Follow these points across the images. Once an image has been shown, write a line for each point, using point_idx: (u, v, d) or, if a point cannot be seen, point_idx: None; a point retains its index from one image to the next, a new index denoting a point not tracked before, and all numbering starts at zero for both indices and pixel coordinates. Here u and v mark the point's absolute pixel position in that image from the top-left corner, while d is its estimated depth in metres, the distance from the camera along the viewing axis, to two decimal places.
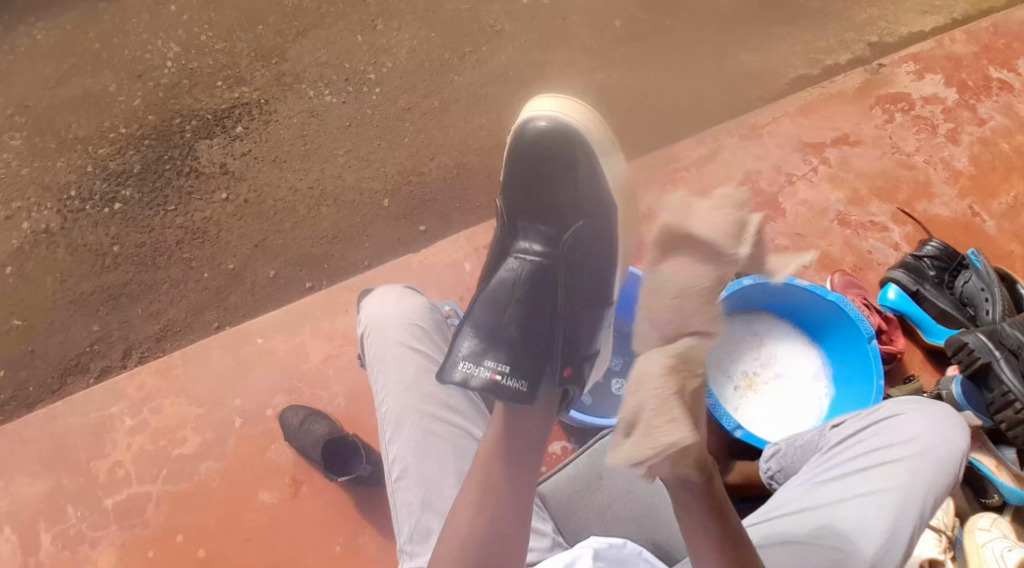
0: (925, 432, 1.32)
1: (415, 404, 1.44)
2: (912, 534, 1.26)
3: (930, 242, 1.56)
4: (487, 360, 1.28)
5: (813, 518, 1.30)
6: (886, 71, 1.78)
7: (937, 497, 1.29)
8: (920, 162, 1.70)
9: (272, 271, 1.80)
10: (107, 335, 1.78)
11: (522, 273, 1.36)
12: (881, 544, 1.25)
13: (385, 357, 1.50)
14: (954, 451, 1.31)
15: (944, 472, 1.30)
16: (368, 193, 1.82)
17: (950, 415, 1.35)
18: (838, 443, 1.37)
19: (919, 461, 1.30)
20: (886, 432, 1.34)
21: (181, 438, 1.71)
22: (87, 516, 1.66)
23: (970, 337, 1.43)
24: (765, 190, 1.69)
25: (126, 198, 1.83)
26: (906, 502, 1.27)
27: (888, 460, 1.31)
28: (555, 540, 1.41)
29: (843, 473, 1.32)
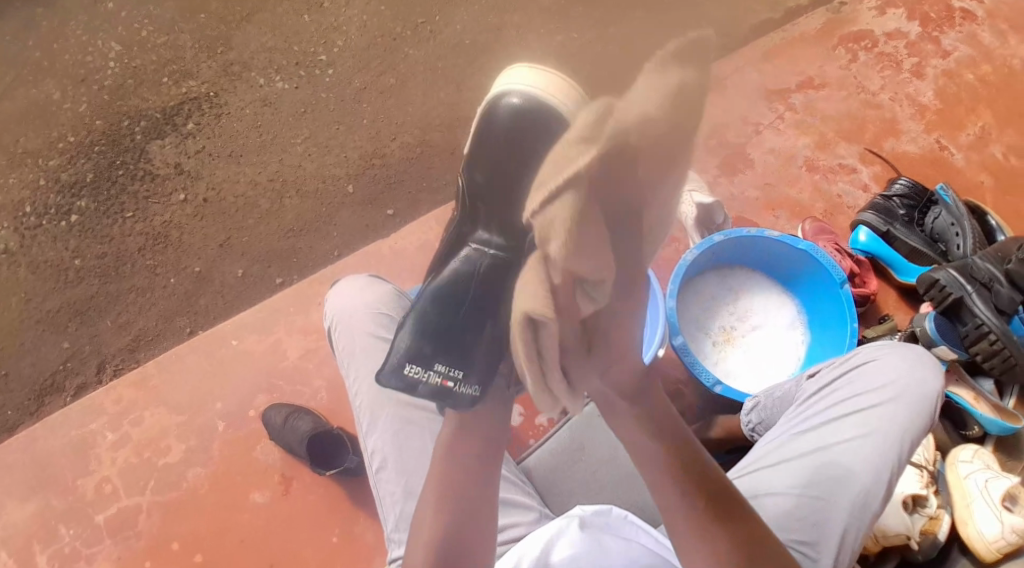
0: (898, 375, 1.31)
1: (390, 393, 1.42)
2: (890, 479, 1.26)
3: (897, 182, 1.54)
4: (435, 364, 1.20)
5: (792, 470, 1.29)
6: (848, 9, 1.73)
7: (913, 441, 1.29)
8: (886, 99, 1.67)
9: (239, 270, 1.77)
10: (79, 351, 1.75)
11: (476, 270, 1.23)
12: (861, 493, 1.25)
13: (356, 347, 1.47)
14: (929, 393, 1.31)
15: (920, 414, 1.29)
16: (331, 180, 1.79)
17: (922, 356, 1.34)
18: (813, 393, 1.35)
19: (894, 405, 1.29)
20: (860, 378, 1.33)
21: (166, 447, 1.69)
22: (80, 533, 1.65)
23: (941, 273, 1.42)
24: (733, 142, 1.63)
25: (81, 209, 1.80)
26: (883, 449, 1.26)
27: (863, 407, 1.30)
28: (542, 513, 1.41)
29: (819, 422, 1.31)
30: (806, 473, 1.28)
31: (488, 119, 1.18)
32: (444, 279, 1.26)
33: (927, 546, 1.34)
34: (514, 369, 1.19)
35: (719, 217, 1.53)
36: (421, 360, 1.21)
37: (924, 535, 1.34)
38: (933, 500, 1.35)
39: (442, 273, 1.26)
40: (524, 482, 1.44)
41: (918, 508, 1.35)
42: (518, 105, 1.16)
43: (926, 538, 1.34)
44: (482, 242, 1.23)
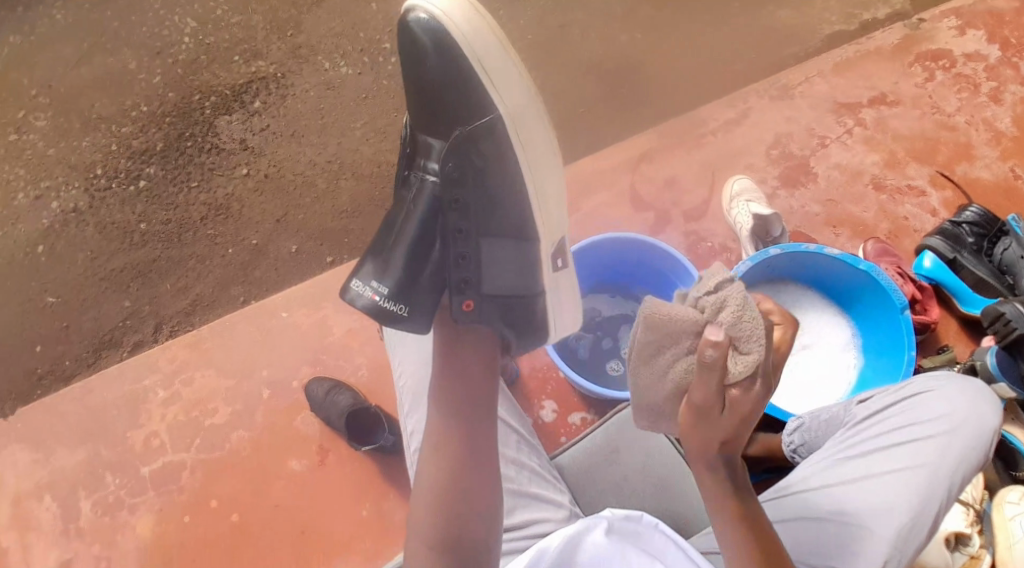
0: (957, 409, 1.28)
1: None
2: (938, 513, 1.23)
3: (969, 208, 1.49)
4: (373, 280, 1.32)
5: (836, 494, 1.27)
6: (926, 26, 1.67)
7: (965, 477, 1.26)
8: (961, 122, 1.61)
9: (294, 246, 1.81)
10: (138, 310, 1.82)
11: (422, 196, 1.32)
12: (906, 523, 1.22)
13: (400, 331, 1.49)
14: (987, 429, 1.27)
15: (975, 450, 1.26)
16: (386, 167, 1.83)
17: (984, 391, 1.31)
18: (864, 418, 1.33)
19: (949, 439, 1.26)
20: (916, 408, 1.30)
21: (213, 409, 1.74)
22: (125, 483, 1.72)
23: (1008, 307, 1.37)
24: (796, 154, 1.61)
25: (150, 175, 1.86)
26: (933, 481, 1.24)
27: (917, 437, 1.27)
28: (571, 511, 1.41)
29: (868, 450, 1.29)
30: (850, 498, 1.26)
31: (414, 45, 1.27)
32: (404, 206, 1.33)
33: None
34: (473, 305, 1.32)
35: (776, 231, 1.50)
36: (385, 283, 1.31)
37: None
38: (976, 539, 1.35)
39: (410, 199, 1.33)
40: (555, 479, 1.44)
41: (958, 546, 1.35)
42: (427, 28, 1.26)
43: None
44: (432, 162, 1.32)
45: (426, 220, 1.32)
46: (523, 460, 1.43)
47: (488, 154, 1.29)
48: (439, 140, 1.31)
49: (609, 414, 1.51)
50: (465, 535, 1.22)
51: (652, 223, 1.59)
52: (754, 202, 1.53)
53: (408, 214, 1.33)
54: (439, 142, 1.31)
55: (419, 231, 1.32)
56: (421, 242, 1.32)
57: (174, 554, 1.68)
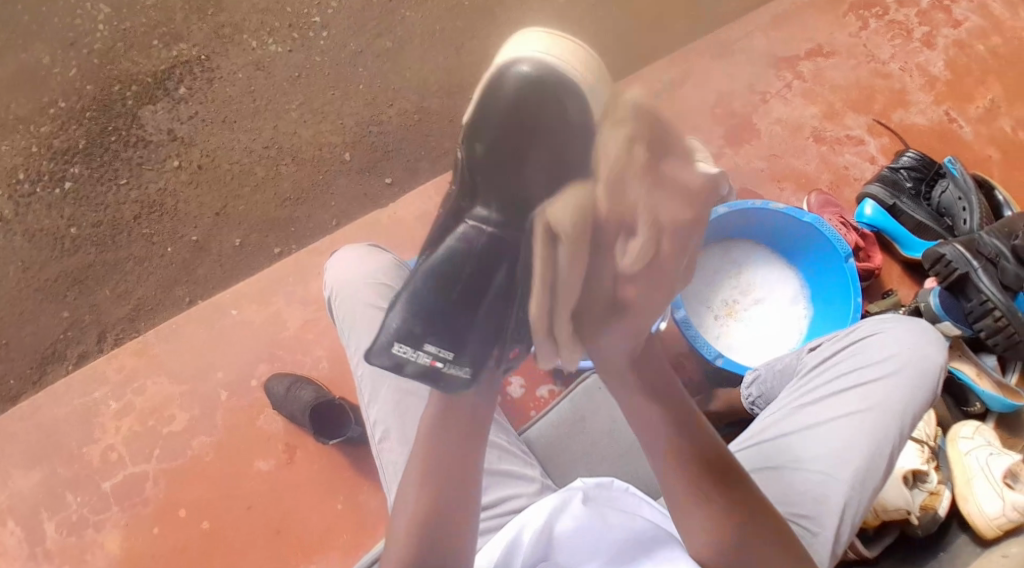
0: (902, 351, 1.31)
1: None
2: (891, 453, 1.24)
3: (907, 153, 1.52)
4: (426, 343, 1.12)
5: (792, 442, 1.28)
6: None
7: (913, 417, 1.28)
8: (895, 69, 1.64)
9: (237, 239, 1.76)
10: (79, 320, 1.75)
11: (472, 248, 1.13)
12: (861, 465, 1.23)
13: (353, 317, 1.40)
14: (931, 366, 1.30)
15: (922, 389, 1.28)
16: (327, 148, 1.77)
17: (927, 331, 1.33)
18: (814, 367, 1.35)
19: (896, 380, 1.28)
20: (861, 352, 1.32)
21: (170, 416, 1.70)
22: (87, 501, 1.67)
23: (948, 249, 1.41)
24: (739, 112, 1.61)
25: (75, 176, 1.77)
26: (884, 422, 1.25)
27: (866, 381, 1.29)
28: (543, 484, 1.39)
29: (820, 396, 1.30)
30: (806, 445, 1.27)
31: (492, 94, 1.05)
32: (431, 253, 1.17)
33: (927, 522, 1.35)
34: (519, 350, 1.18)
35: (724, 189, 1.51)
36: (427, 345, 1.12)
37: (924, 509, 1.35)
38: (934, 475, 1.37)
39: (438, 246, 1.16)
40: (525, 453, 1.42)
41: (918, 483, 1.36)
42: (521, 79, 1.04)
43: (926, 513, 1.35)
44: (479, 212, 1.12)
45: (452, 251, 1.14)
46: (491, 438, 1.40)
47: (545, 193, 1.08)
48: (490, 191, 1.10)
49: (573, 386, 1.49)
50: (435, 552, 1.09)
51: None
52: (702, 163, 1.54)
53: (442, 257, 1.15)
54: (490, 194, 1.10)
55: (464, 285, 1.13)
56: (468, 295, 1.13)
57: (147, 566, 1.65)
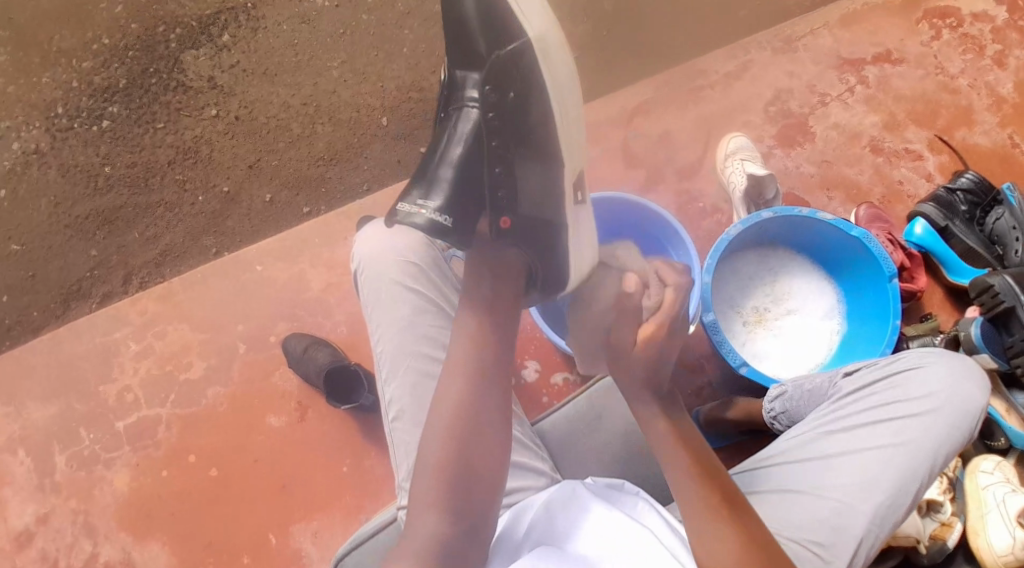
0: (943, 388, 1.22)
1: (410, 346, 1.32)
2: (916, 491, 1.18)
3: (965, 174, 1.46)
4: (424, 199, 1.21)
5: (816, 469, 1.20)
6: None
7: (945, 457, 1.21)
8: (964, 85, 1.56)
9: (268, 195, 1.73)
10: (105, 260, 1.75)
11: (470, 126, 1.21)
12: (886, 501, 1.16)
13: (378, 296, 1.35)
14: (971, 409, 1.22)
15: (959, 430, 1.21)
16: (365, 111, 1.72)
17: (971, 370, 1.25)
18: (849, 393, 1.26)
19: (933, 419, 1.21)
20: (900, 385, 1.24)
21: (187, 363, 1.71)
22: (100, 438, 1.69)
23: (997, 279, 1.35)
24: (795, 112, 1.56)
25: (114, 115, 1.76)
26: (916, 460, 1.18)
27: (901, 414, 1.21)
28: (553, 479, 1.33)
29: (850, 424, 1.22)
30: (831, 473, 1.19)
31: None
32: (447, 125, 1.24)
33: (935, 552, 1.34)
34: (512, 223, 1.20)
35: (769, 193, 1.47)
36: (434, 198, 1.21)
37: (933, 539, 1.33)
38: (948, 507, 1.34)
39: (451, 130, 1.23)
40: (536, 444, 1.36)
41: (930, 513, 1.34)
42: None
43: (934, 543, 1.33)
44: (470, 91, 1.21)
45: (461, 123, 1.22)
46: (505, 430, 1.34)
47: (520, 82, 1.18)
48: (477, 71, 1.20)
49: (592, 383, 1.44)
50: (461, 525, 1.12)
51: (643, 181, 1.55)
52: (750, 163, 1.48)
53: (451, 141, 1.23)
54: (477, 73, 1.20)
55: (467, 151, 1.22)
56: (469, 164, 1.22)
57: (152, 507, 1.66)
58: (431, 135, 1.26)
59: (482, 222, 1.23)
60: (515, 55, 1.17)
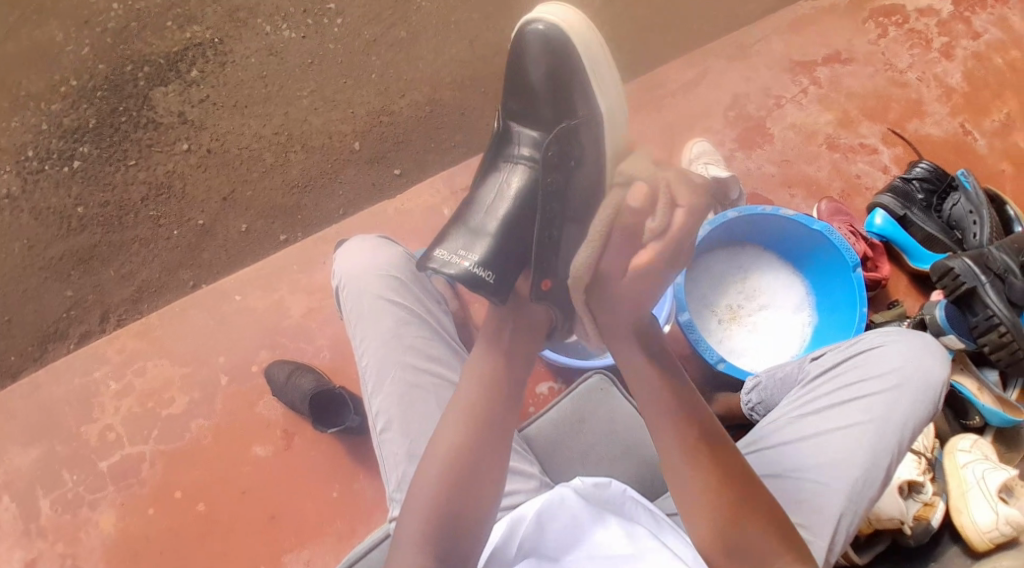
0: (905, 363, 1.26)
1: (396, 356, 1.35)
2: (888, 466, 1.20)
3: (919, 164, 1.51)
4: (461, 249, 1.23)
5: (788, 453, 1.24)
6: None
7: (914, 431, 1.23)
8: (913, 78, 1.63)
9: (243, 225, 1.75)
10: (82, 300, 1.75)
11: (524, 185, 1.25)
12: (858, 478, 1.19)
13: (361, 308, 1.39)
14: (934, 381, 1.25)
15: (923, 404, 1.23)
16: (337, 137, 1.75)
17: (930, 344, 1.27)
18: (813, 377, 1.30)
19: (896, 394, 1.24)
20: (864, 365, 1.27)
21: (169, 398, 1.70)
22: (84, 479, 1.67)
23: (956, 262, 1.40)
24: (753, 115, 1.61)
25: (84, 155, 1.77)
26: (883, 436, 1.21)
27: (866, 392, 1.24)
28: (542, 482, 1.35)
29: (819, 407, 1.26)
30: (803, 456, 1.22)
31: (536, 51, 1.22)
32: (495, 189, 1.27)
33: (920, 533, 1.34)
34: (553, 285, 1.17)
35: (734, 194, 1.51)
36: (476, 251, 1.22)
37: (917, 520, 1.34)
38: (929, 487, 1.36)
39: (500, 188, 1.26)
40: (525, 450, 1.38)
41: (912, 494, 1.36)
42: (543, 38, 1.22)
43: (919, 523, 1.34)
44: (525, 149, 1.26)
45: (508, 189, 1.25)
46: None
47: (583, 148, 1.22)
48: (537, 129, 1.25)
49: (575, 385, 1.46)
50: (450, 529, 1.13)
51: None
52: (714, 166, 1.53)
53: (500, 197, 1.26)
54: (537, 132, 1.25)
55: (516, 210, 1.24)
56: (517, 219, 1.24)
57: (140, 546, 1.65)
58: (475, 182, 1.30)
59: (525, 280, 1.21)
60: (585, 122, 1.23)
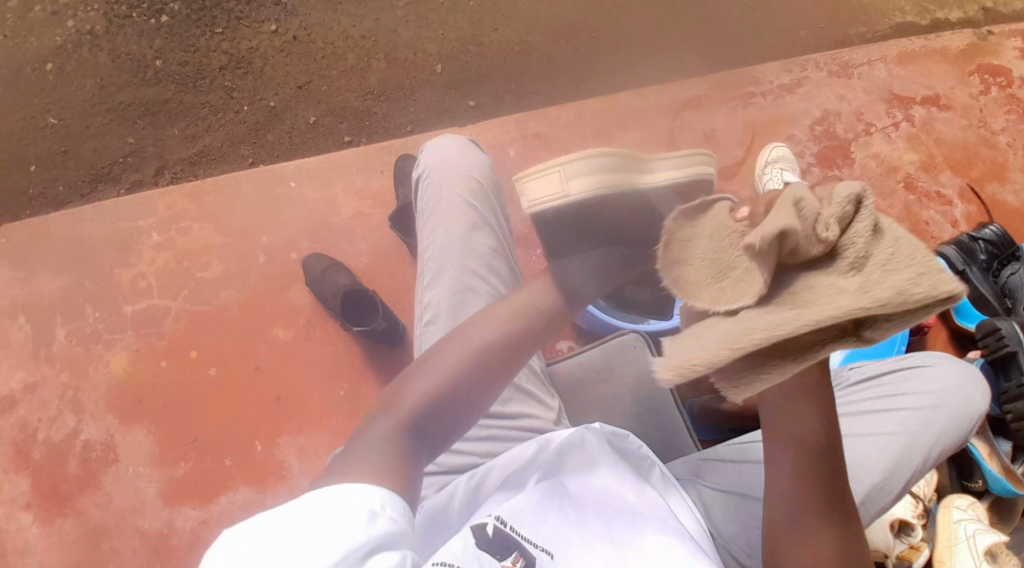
0: (947, 387, 1.32)
1: (458, 259, 1.40)
2: (906, 481, 1.27)
3: (990, 226, 1.57)
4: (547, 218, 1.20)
5: None
6: (993, 40, 1.73)
7: (941, 452, 1.30)
8: (1004, 142, 1.65)
9: (312, 117, 1.78)
10: (141, 149, 1.78)
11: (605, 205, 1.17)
12: (875, 484, 1.25)
13: (437, 205, 1.45)
14: (971, 412, 1.32)
15: (955, 429, 1.30)
16: (422, 55, 1.76)
17: (974, 378, 1.35)
18: (852, 382, 1.36)
19: (934, 413, 1.30)
20: (907, 381, 1.33)
21: (205, 263, 1.72)
22: (105, 319, 1.70)
23: (1004, 324, 1.48)
24: (840, 136, 1.65)
25: (174, 12, 1.81)
26: (911, 451, 1.28)
27: (905, 406, 1.30)
28: (559, 416, 1.38)
29: (856, 411, 1.31)
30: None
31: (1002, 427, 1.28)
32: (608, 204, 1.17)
33: None
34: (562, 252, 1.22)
35: None
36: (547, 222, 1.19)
37: (899, 559, 1.45)
38: (918, 532, 1.46)
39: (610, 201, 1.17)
40: (547, 383, 1.41)
41: (901, 535, 1.46)
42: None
43: (900, 562, 1.45)
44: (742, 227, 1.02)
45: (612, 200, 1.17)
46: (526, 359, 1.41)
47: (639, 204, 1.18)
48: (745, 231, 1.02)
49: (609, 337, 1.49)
50: (434, 429, 1.12)
51: None
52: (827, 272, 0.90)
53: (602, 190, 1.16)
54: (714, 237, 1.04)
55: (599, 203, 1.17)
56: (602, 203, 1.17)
57: (144, 395, 1.67)
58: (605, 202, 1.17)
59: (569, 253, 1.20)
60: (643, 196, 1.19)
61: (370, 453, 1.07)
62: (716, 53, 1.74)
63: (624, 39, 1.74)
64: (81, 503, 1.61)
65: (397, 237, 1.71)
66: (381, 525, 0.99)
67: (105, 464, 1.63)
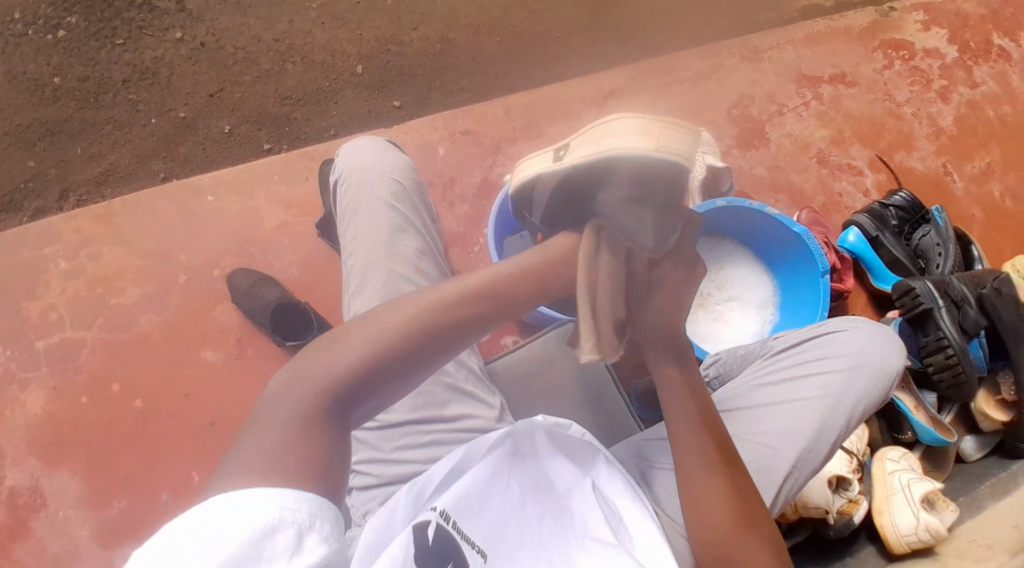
0: (863, 349, 1.35)
1: (385, 263, 1.36)
2: (832, 442, 1.31)
3: (899, 193, 1.66)
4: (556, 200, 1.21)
5: (743, 416, 1.33)
6: (896, 15, 1.81)
7: (863, 411, 1.33)
8: (908, 113, 1.75)
9: (226, 126, 1.72)
10: (43, 173, 1.68)
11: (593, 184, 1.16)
12: (803, 449, 1.29)
13: (359, 209, 1.41)
14: (888, 370, 1.34)
15: (874, 387, 1.33)
16: (340, 56, 1.74)
17: (890, 338, 1.37)
18: (777, 351, 1.39)
19: (852, 375, 1.33)
20: (827, 345, 1.36)
21: (121, 288, 1.63)
22: (16, 356, 1.59)
23: (919, 283, 1.55)
24: (755, 117, 1.72)
25: (70, 26, 1.72)
26: (834, 413, 1.31)
27: (826, 370, 1.34)
28: (502, 414, 1.34)
29: (781, 380, 1.35)
30: (756, 422, 1.32)
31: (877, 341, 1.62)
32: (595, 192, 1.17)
33: (841, 526, 1.50)
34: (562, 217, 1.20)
35: (722, 183, 1.60)
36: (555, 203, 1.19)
37: (841, 514, 1.49)
38: (855, 486, 1.50)
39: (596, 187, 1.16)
40: (488, 380, 1.37)
41: (839, 490, 1.50)
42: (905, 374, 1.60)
43: (842, 517, 1.49)
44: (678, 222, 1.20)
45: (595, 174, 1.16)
46: (463, 356, 1.36)
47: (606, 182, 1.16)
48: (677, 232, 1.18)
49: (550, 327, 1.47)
50: (356, 402, 1.05)
51: None
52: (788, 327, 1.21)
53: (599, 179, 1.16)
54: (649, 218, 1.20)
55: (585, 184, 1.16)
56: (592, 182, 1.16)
57: (66, 433, 1.56)
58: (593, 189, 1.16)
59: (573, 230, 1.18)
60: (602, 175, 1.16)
61: (280, 430, 1.00)
62: (634, 43, 1.78)
63: (545, 34, 1.76)
64: (9, 554, 1.50)
65: (328, 245, 1.66)
66: (311, 554, 0.91)
67: (31, 511, 1.52)
